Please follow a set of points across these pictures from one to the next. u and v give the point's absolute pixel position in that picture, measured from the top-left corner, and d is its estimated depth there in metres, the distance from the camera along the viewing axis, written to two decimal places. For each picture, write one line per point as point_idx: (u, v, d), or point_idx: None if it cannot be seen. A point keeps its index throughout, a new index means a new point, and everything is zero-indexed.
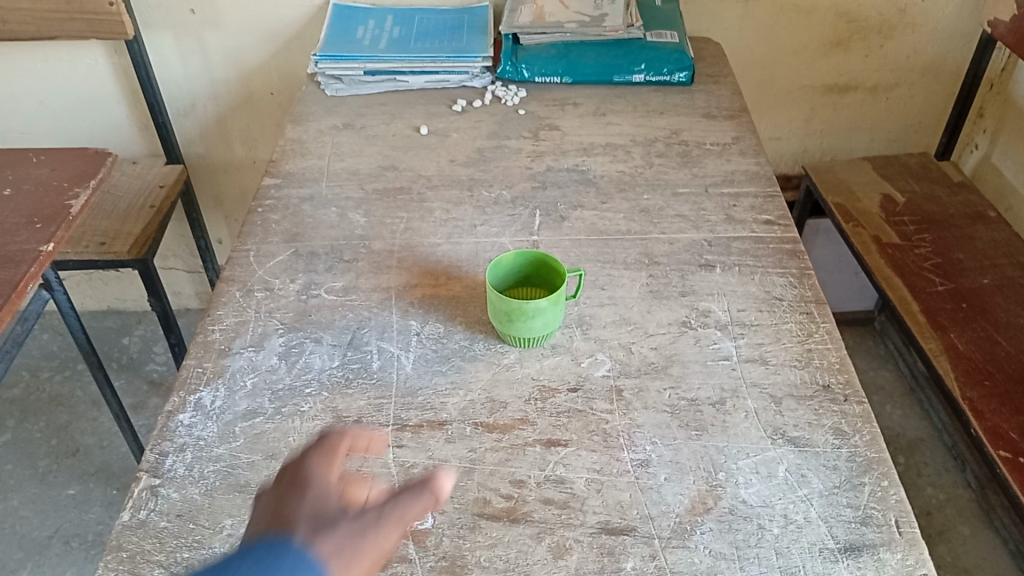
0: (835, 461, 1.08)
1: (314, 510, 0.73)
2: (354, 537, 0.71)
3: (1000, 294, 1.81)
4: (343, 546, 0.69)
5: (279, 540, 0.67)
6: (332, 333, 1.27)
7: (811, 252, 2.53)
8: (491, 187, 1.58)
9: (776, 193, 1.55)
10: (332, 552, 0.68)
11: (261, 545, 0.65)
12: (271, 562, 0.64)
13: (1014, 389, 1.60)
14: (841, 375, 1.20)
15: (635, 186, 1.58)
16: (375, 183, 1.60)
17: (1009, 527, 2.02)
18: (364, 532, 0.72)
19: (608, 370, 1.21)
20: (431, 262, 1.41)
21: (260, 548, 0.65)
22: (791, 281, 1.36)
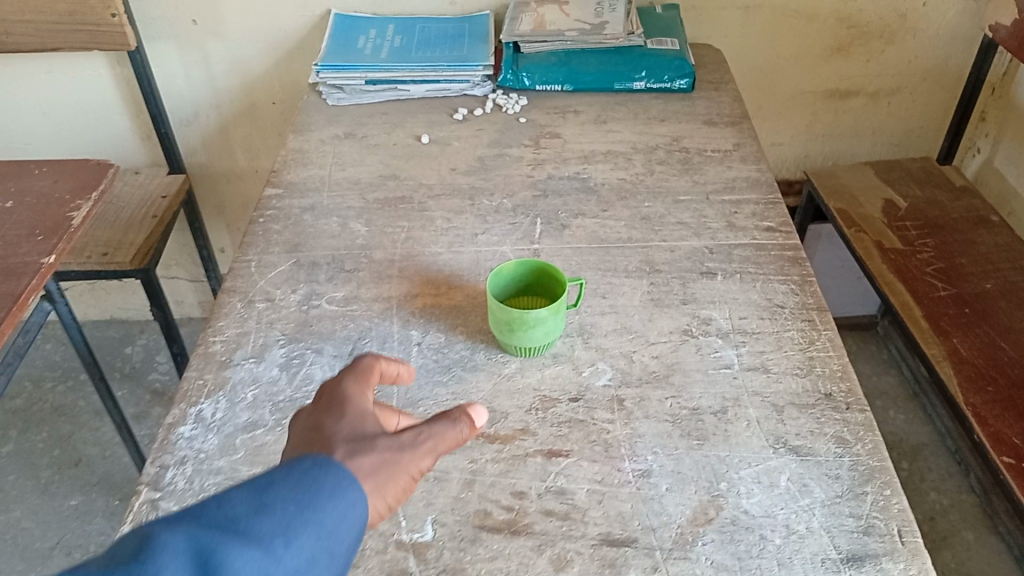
0: (838, 471, 1.07)
1: (351, 430, 0.89)
2: (389, 454, 0.87)
3: (1004, 299, 1.80)
4: (380, 462, 0.86)
5: (322, 459, 0.83)
6: (333, 344, 1.28)
7: (813, 257, 2.52)
8: (492, 196, 1.58)
9: (777, 200, 1.54)
10: (369, 467, 0.85)
11: (305, 462, 0.82)
12: (314, 478, 0.80)
13: (1018, 394, 1.59)
14: (843, 383, 1.19)
15: (635, 193, 1.57)
16: (376, 192, 1.60)
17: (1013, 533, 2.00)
18: (398, 450, 0.88)
19: (609, 380, 1.21)
20: (432, 271, 1.41)
21: (305, 465, 0.82)
22: (792, 289, 1.36)
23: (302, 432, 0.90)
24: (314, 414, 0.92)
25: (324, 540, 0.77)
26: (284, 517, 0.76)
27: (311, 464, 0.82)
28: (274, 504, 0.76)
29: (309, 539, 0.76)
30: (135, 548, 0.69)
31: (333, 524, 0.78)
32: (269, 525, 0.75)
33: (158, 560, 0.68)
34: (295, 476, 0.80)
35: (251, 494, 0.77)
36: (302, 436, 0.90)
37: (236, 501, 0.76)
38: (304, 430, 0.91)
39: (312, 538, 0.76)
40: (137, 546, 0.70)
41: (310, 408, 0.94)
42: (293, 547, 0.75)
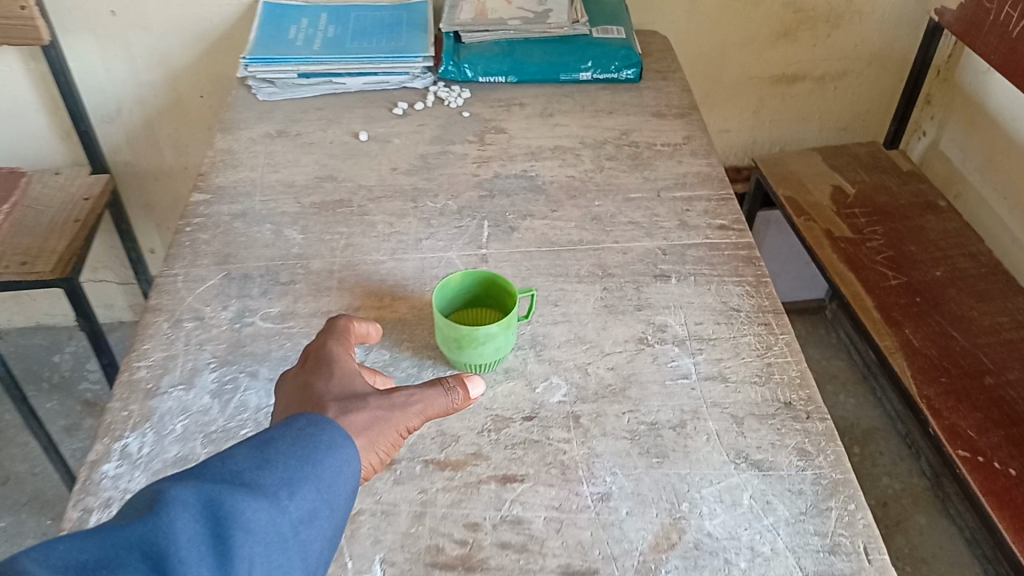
0: (801, 486, 1.04)
1: (341, 390, 1.01)
2: (379, 411, 0.99)
3: (954, 286, 1.80)
4: (371, 419, 0.98)
5: (317, 417, 0.94)
6: (268, 366, 1.20)
7: (762, 244, 2.51)
8: (436, 197, 1.51)
9: (729, 195, 1.50)
10: (361, 424, 0.97)
11: (299, 422, 0.92)
12: (311, 437, 0.90)
13: (971, 385, 1.59)
14: (802, 391, 1.16)
15: (585, 191, 1.52)
16: (312, 196, 1.51)
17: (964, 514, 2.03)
18: (389, 406, 1.00)
19: (564, 396, 1.15)
20: (373, 281, 1.33)
21: (300, 425, 0.91)
22: (747, 290, 1.32)
23: (296, 392, 1.02)
24: (305, 376, 1.04)
25: (323, 493, 0.86)
26: (284, 472, 0.84)
27: (306, 424, 0.92)
28: (274, 462, 0.85)
29: (308, 493, 0.85)
30: (150, 502, 0.75)
31: (329, 480, 0.88)
32: (272, 480, 0.83)
33: (174, 510, 0.74)
34: (291, 436, 0.89)
35: (252, 456, 0.85)
36: (295, 396, 1.01)
37: (238, 461, 0.84)
38: (296, 390, 1.02)
39: (312, 492, 0.85)
40: (151, 501, 0.75)
41: (300, 369, 1.06)
42: (296, 499, 0.83)
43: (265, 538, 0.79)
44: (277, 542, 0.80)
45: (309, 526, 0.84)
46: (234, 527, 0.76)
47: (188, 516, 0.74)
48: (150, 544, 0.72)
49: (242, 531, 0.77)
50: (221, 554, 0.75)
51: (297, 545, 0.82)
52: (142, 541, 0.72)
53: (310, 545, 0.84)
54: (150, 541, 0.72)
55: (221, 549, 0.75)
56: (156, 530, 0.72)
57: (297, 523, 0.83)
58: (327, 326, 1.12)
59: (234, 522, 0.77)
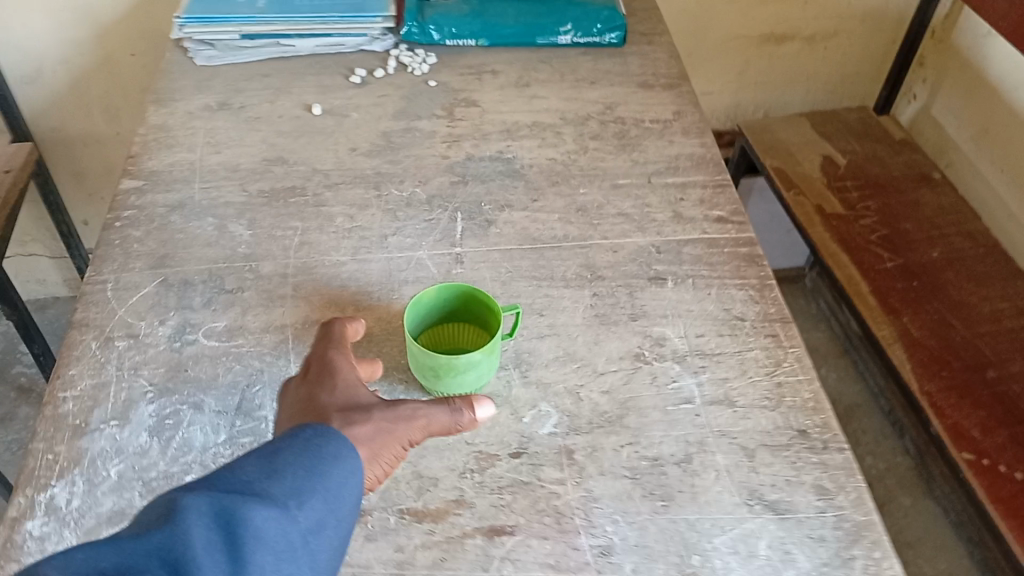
0: (821, 531, 0.94)
1: (344, 400, 0.94)
2: (384, 423, 0.92)
3: (952, 269, 1.71)
4: (375, 431, 0.91)
5: (323, 428, 0.88)
6: (216, 396, 1.04)
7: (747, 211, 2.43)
8: (402, 184, 1.34)
9: (726, 181, 1.36)
10: (365, 436, 0.90)
11: (306, 433, 0.86)
12: (317, 447, 0.85)
13: (972, 379, 1.51)
14: (817, 416, 1.05)
15: (568, 177, 1.37)
16: (259, 182, 1.33)
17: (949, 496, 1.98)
18: (394, 417, 0.93)
19: (555, 426, 1.03)
20: (334, 288, 1.18)
21: (308, 436, 0.86)
22: (751, 296, 1.19)
23: (297, 403, 0.95)
24: (307, 386, 0.96)
25: (331, 502, 0.82)
26: (294, 483, 0.80)
27: (314, 435, 0.86)
28: (283, 472, 0.81)
29: (316, 505, 0.80)
30: (163, 512, 0.73)
31: (337, 489, 0.83)
32: (282, 490, 0.79)
33: (189, 518, 0.71)
34: (299, 446, 0.84)
35: (261, 465, 0.81)
36: (297, 408, 0.94)
37: (247, 471, 0.80)
38: (298, 401, 0.95)
39: (321, 502, 0.81)
40: (165, 510, 0.73)
41: (301, 379, 0.98)
42: (306, 509, 0.80)
43: (275, 549, 0.75)
44: (287, 554, 0.76)
45: (317, 536, 0.80)
46: (245, 536, 0.73)
47: (203, 524, 0.72)
48: (165, 553, 0.70)
49: (253, 541, 0.74)
50: (232, 565, 0.72)
51: (305, 557, 0.78)
52: (157, 551, 0.70)
53: (319, 555, 0.80)
54: (165, 550, 0.70)
55: (232, 560, 0.72)
56: (170, 538, 0.70)
57: (306, 533, 0.79)
58: (325, 330, 1.04)
59: (245, 531, 0.73)
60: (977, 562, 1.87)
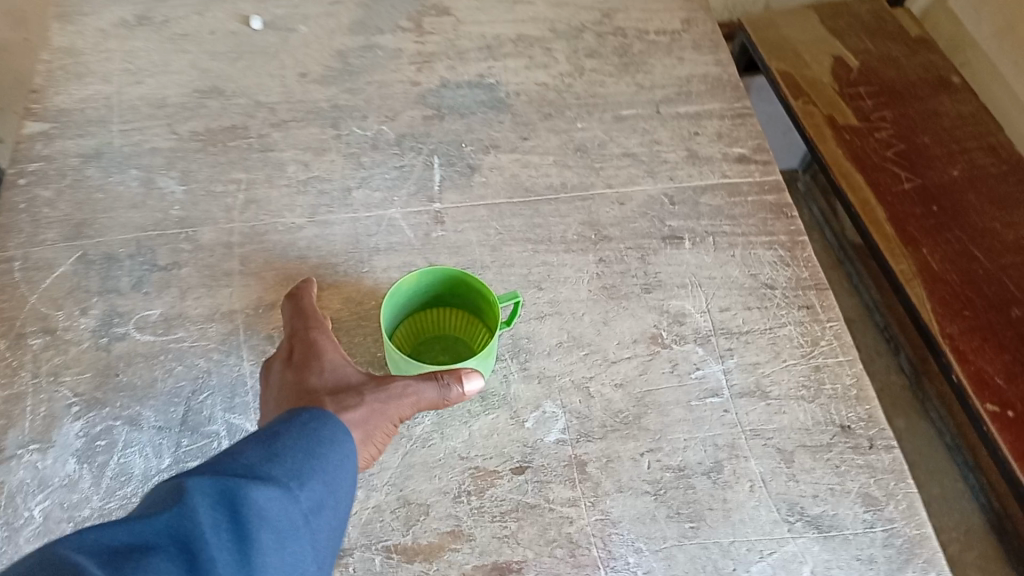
0: (870, 551, 0.82)
1: (335, 383, 0.79)
2: (377, 403, 0.77)
3: (973, 190, 1.52)
4: (369, 412, 0.76)
5: (320, 411, 0.71)
6: (156, 408, 0.87)
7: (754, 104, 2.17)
8: (365, 120, 1.13)
9: (746, 110, 1.17)
10: (358, 419, 0.75)
11: (301, 418, 0.69)
12: (315, 432, 0.68)
13: (996, 319, 1.36)
14: (861, 407, 0.91)
15: (562, 108, 1.16)
16: (191, 121, 1.10)
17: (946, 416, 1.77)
18: (388, 395, 0.77)
19: (563, 432, 0.88)
20: (290, 260, 0.98)
21: (303, 422, 0.69)
22: (781, 257, 1.03)
23: (281, 390, 0.80)
24: (290, 370, 0.81)
25: (332, 481, 0.67)
26: (296, 463, 0.65)
27: (311, 420, 0.69)
28: (283, 454, 0.65)
29: (318, 486, 0.65)
30: (160, 495, 0.58)
31: (335, 469, 0.68)
32: (284, 470, 0.63)
33: (194, 496, 0.57)
34: (298, 428, 0.68)
35: (256, 444, 0.65)
36: (281, 396, 0.79)
37: (241, 450, 0.64)
38: (282, 387, 0.80)
39: (321, 482, 0.66)
40: (165, 490, 0.58)
41: (283, 361, 0.82)
42: (307, 489, 0.64)
43: (280, 531, 0.60)
44: (288, 540, 0.61)
45: (318, 519, 0.65)
46: (255, 515, 0.58)
47: (212, 501, 0.57)
48: (172, 530, 0.55)
49: (258, 522, 0.59)
50: (238, 550, 0.57)
51: (306, 541, 0.63)
52: (164, 528, 0.55)
53: (319, 542, 0.65)
54: (172, 527, 0.55)
55: (239, 543, 0.57)
56: (176, 515, 0.55)
57: (308, 513, 0.64)
58: (294, 302, 0.88)
59: (249, 510, 0.58)
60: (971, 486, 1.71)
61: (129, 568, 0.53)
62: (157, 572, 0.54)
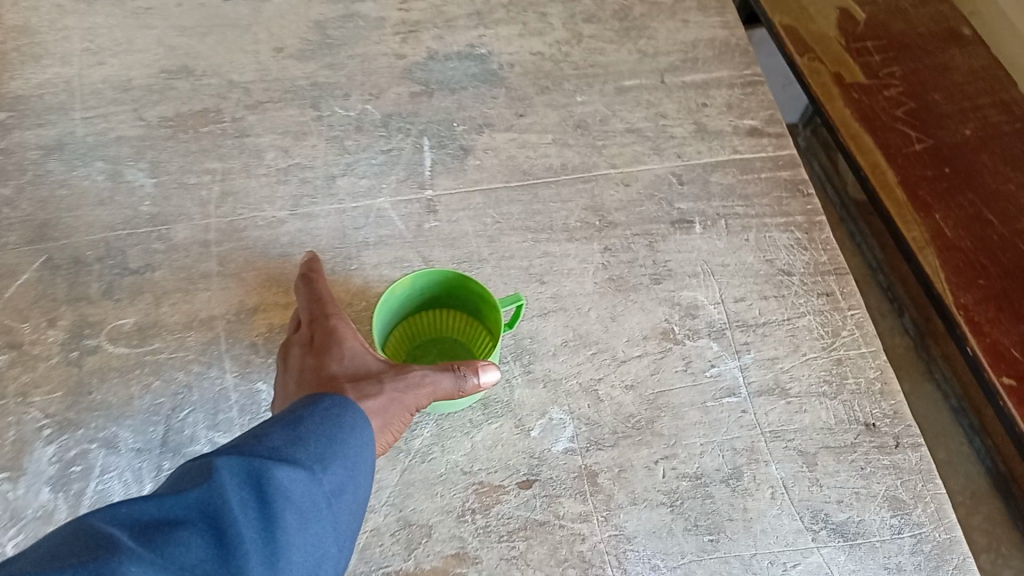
0: (898, 560, 0.77)
1: (356, 372, 0.72)
2: (397, 392, 0.69)
3: (986, 150, 1.31)
4: (388, 401, 0.69)
5: (343, 398, 0.65)
6: (133, 428, 0.80)
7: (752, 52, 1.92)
8: (347, 99, 1.04)
9: (757, 77, 1.10)
10: (377, 407, 0.68)
11: (323, 404, 0.63)
12: (337, 419, 0.62)
13: (1012, 286, 1.18)
14: (886, 403, 0.86)
15: (560, 80, 1.08)
16: (159, 105, 1.02)
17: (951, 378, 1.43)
18: (407, 384, 0.70)
19: (571, 440, 0.82)
20: (273, 259, 0.91)
21: (325, 408, 0.63)
22: (798, 240, 0.96)
23: (302, 379, 0.72)
24: (311, 356, 0.73)
25: (354, 467, 0.61)
26: (318, 446, 0.59)
27: (334, 405, 0.63)
28: (305, 437, 0.59)
29: (340, 470, 0.60)
30: (183, 475, 0.53)
31: (358, 454, 0.62)
32: (306, 451, 0.58)
33: (222, 472, 0.52)
34: (319, 415, 0.62)
35: (276, 427, 0.60)
36: (300, 387, 0.71)
37: (262, 434, 0.59)
38: (303, 376, 0.72)
39: (343, 467, 0.60)
40: (189, 470, 0.53)
41: (303, 347, 0.75)
42: (330, 472, 0.59)
43: (303, 511, 0.55)
44: (311, 523, 0.56)
45: (339, 504, 0.59)
46: (281, 497, 0.54)
47: (240, 480, 0.52)
48: (202, 505, 0.50)
49: (282, 501, 0.54)
50: (264, 530, 0.52)
51: (327, 525, 0.58)
52: (193, 502, 0.50)
53: (340, 526, 0.60)
54: (202, 502, 0.50)
55: (265, 522, 0.52)
56: (205, 491, 0.50)
57: (331, 496, 0.58)
58: (307, 286, 0.79)
59: (274, 489, 0.53)
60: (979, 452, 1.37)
61: (158, 542, 0.48)
62: (187, 546, 0.48)
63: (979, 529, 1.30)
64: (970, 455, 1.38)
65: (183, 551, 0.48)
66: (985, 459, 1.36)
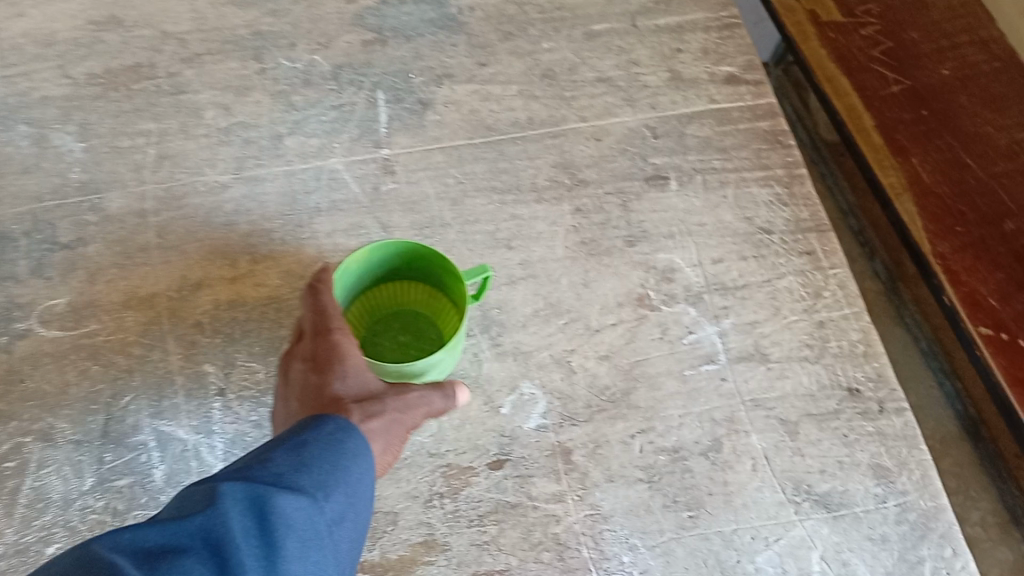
0: (883, 530, 0.75)
1: (361, 395, 0.63)
2: (397, 412, 0.63)
3: (965, 91, 1.17)
4: (389, 423, 0.62)
5: (347, 420, 0.57)
6: (71, 418, 0.74)
7: None
8: (292, 50, 0.96)
9: (733, 20, 1.03)
10: (378, 429, 0.61)
11: (327, 426, 0.55)
12: (341, 443, 0.55)
13: (990, 234, 1.06)
14: (869, 366, 0.82)
15: (523, 25, 1.01)
16: (86, 60, 0.94)
17: (922, 322, 1.32)
18: (406, 404, 0.64)
19: (544, 416, 0.78)
20: (216, 229, 0.84)
21: (329, 432, 0.55)
22: (779, 196, 0.91)
23: (304, 396, 0.64)
24: (312, 372, 0.64)
25: (356, 493, 0.54)
26: (322, 472, 0.52)
27: (337, 429, 0.55)
28: (309, 462, 0.52)
29: (344, 496, 0.53)
30: (189, 497, 0.48)
31: (362, 480, 0.54)
32: (310, 476, 0.51)
33: (226, 498, 0.47)
34: (324, 439, 0.54)
35: (281, 447, 0.53)
36: (303, 404, 0.64)
37: (266, 456, 0.52)
38: (305, 394, 0.64)
39: (347, 493, 0.53)
40: (195, 493, 0.48)
41: (304, 361, 0.66)
42: (334, 499, 0.52)
43: (306, 541, 0.49)
44: (314, 552, 0.50)
45: (343, 532, 0.53)
46: (284, 530, 0.48)
47: (242, 508, 0.47)
48: (205, 532, 0.46)
49: (282, 530, 0.48)
50: (266, 561, 0.47)
51: (329, 555, 0.51)
52: (195, 529, 0.46)
53: (344, 555, 0.53)
54: (204, 530, 0.46)
55: (266, 553, 0.47)
56: (208, 517, 0.46)
57: (334, 524, 0.52)
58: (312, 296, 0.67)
59: (276, 518, 0.48)
60: (948, 396, 1.28)
61: (158, 570, 0.44)
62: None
63: (949, 474, 1.22)
64: (941, 400, 1.28)
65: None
66: (953, 404, 1.27)
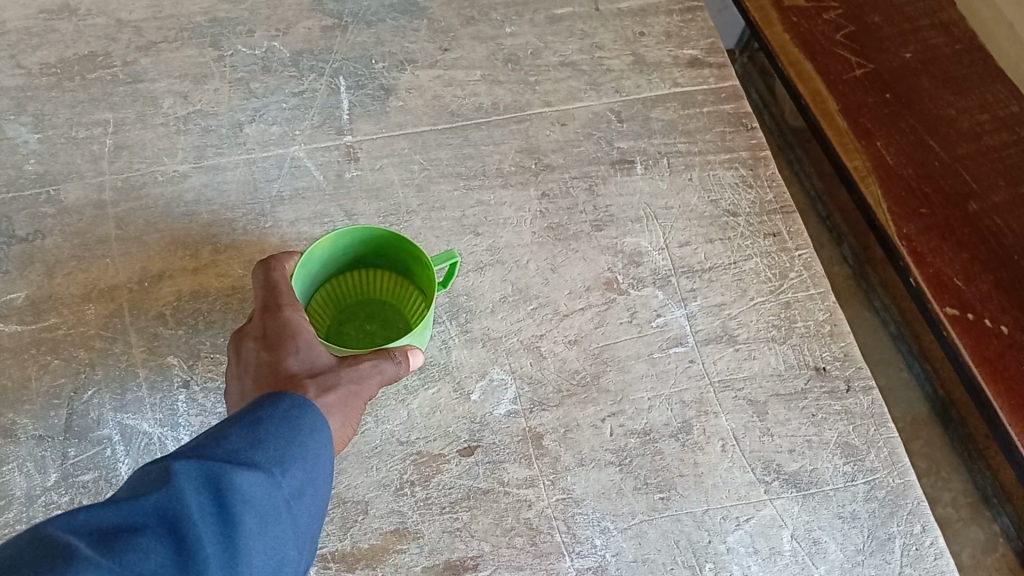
0: (852, 507, 0.76)
1: (315, 369, 0.62)
2: (352, 384, 0.62)
3: (927, 74, 1.18)
4: (346, 396, 0.61)
5: (302, 397, 0.56)
6: (32, 414, 0.72)
7: None
8: (251, 36, 0.94)
9: (696, 3, 1.03)
10: (335, 403, 0.60)
11: (281, 403, 0.55)
12: (296, 420, 0.54)
13: (952, 215, 1.08)
14: (836, 345, 0.83)
15: (486, 10, 1.00)
16: (39, 50, 0.91)
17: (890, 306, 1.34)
18: (360, 375, 0.63)
19: (513, 401, 0.78)
20: (176, 219, 0.82)
21: (284, 408, 0.54)
22: (743, 178, 0.91)
23: (258, 376, 0.62)
24: (266, 351, 0.62)
25: (313, 469, 0.53)
26: (277, 447, 0.51)
27: (293, 406, 0.55)
28: (265, 439, 0.52)
29: (301, 471, 0.52)
30: (141, 477, 0.46)
31: (319, 455, 0.54)
32: (266, 453, 0.51)
33: (181, 476, 0.45)
34: (279, 416, 0.54)
35: (234, 425, 0.52)
36: (256, 385, 0.61)
37: (218, 435, 0.51)
38: (258, 374, 0.62)
39: (304, 468, 0.53)
40: (148, 472, 0.47)
41: (256, 340, 0.64)
42: (291, 475, 0.51)
43: (265, 516, 0.49)
44: (273, 527, 0.49)
45: (301, 507, 0.52)
46: (244, 506, 0.47)
47: (199, 486, 0.46)
48: (161, 510, 0.44)
49: (241, 507, 0.47)
50: (226, 537, 0.46)
51: (288, 530, 0.51)
52: (151, 507, 0.44)
53: (303, 530, 0.53)
54: (160, 508, 0.44)
55: (226, 529, 0.46)
56: (164, 495, 0.44)
57: (292, 500, 0.51)
58: (265, 273, 0.68)
59: (234, 494, 0.47)
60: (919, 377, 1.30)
61: (114, 551, 0.42)
62: (144, 555, 0.42)
63: (917, 454, 1.24)
64: (909, 381, 1.30)
65: (141, 560, 0.42)
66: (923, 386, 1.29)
